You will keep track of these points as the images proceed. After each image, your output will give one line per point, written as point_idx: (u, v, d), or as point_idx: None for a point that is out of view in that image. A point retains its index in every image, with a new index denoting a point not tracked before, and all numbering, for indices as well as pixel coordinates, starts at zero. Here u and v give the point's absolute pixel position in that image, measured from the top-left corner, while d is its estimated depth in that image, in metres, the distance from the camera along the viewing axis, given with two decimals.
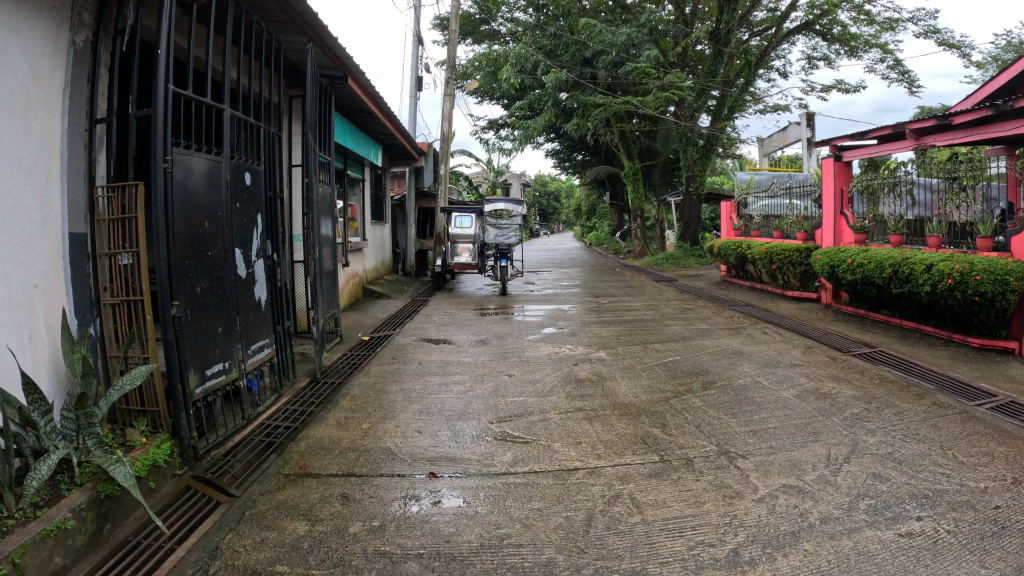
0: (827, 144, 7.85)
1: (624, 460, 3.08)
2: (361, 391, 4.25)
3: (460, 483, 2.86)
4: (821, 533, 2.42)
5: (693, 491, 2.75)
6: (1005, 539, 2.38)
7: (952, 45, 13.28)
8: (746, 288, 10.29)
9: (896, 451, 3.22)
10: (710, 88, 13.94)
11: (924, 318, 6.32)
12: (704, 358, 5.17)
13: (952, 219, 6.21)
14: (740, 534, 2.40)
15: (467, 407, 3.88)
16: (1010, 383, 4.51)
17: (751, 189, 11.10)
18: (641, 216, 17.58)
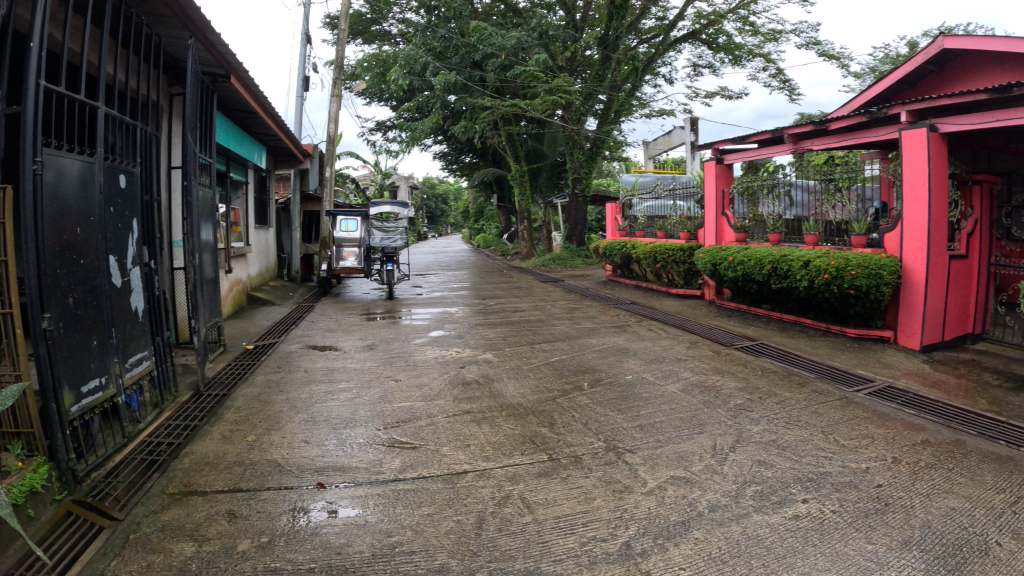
0: (710, 147, 8.10)
1: (513, 460, 3.07)
2: (247, 403, 4.09)
3: (350, 492, 2.79)
4: (710, 521, 2.47)
5: (583, 487, 2.77)
6: (887, 516, 2.52)
7: (832, 56, 14.02)
8: (632, 286, 10.54)
9: (779, 438, 3.32)
10: (597, 91, 14.36)
11: (803, 310, 6.62)
12: (591, 356, 5.24)
13: (828, 217, 6.55)
14: (632, 527, 2.43)
15: (354, 414, 3.80)
16: (885, 369, 4.77)
17: (636, 191, 11.35)
18: (528, 218, 17.79)
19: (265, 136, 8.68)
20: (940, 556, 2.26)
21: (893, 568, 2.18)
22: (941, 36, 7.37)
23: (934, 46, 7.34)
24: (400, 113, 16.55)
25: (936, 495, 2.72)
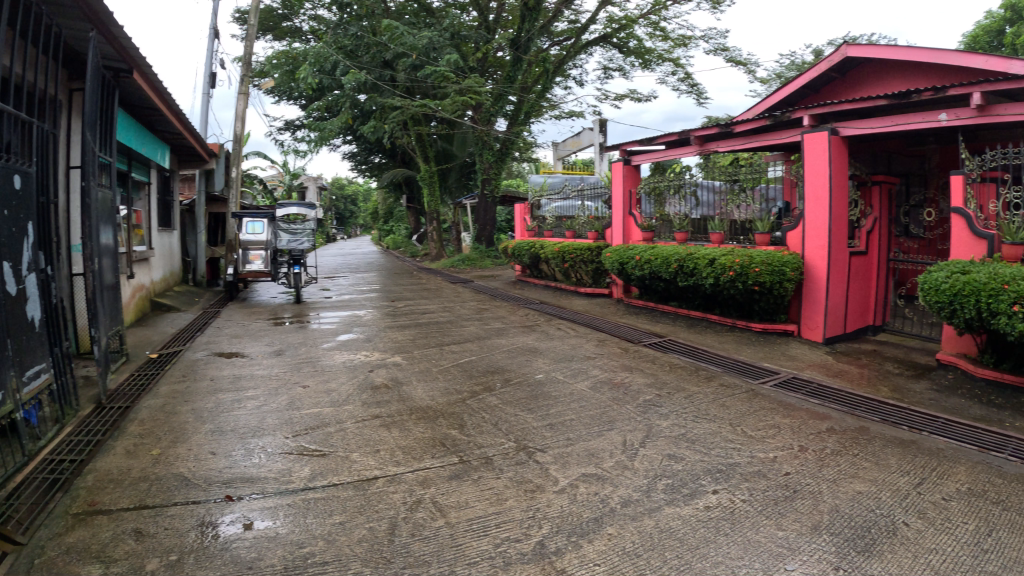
0: (618, 148, 8.25)
1: (424, 464, 3.04)
2: (151, 415, 3.95)
3: (259, 504, 2.71)
4: (624, 516, 2.50)
5: (496, 488, 2.76)
6: (796, 502, 2.66)
7: (740, 62, 14.48)
8: (541, 286, 10.67)
9: (688, 432, 3.42)
10: (508, 93, 14.39)
11: (709, 307, 6.84)
12: (500, 356, 5.25)
13: (732, 217, 6.78)
14: (544, 526, 2.43)
15: (261, 423, 3.70)
16: (790, 362, 5.07)
17: (545, 190, 11.47)
18: (437, 219, 17.76)
19: (168, 135, 8.40)
20: (850, 539, 2.41)
21: (804, 553, 2.28)
22: (843, 44, 7.64)
23: (837, 54, 7.61)
24: (308, 113, 16.22)
25: (842, 479, 2.92)
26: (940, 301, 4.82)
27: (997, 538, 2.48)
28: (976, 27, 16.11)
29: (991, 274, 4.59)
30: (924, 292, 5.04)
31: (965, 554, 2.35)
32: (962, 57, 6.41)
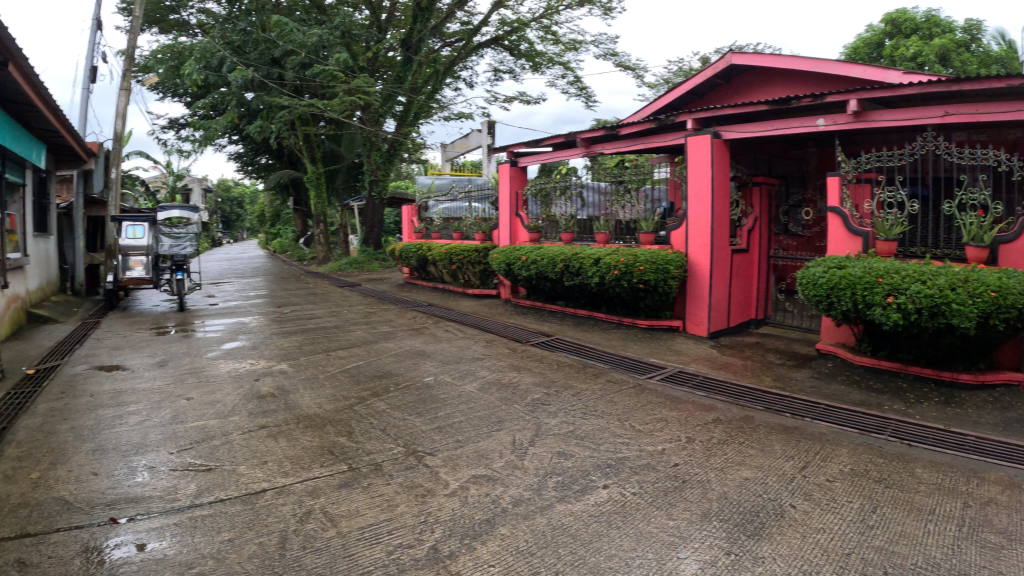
0: (506, 150, 8.85)
1: (313, 474, 3.02)
2: (28, 435, 3.73)
3: (144, 525, 2.60)
4: (515, 516, 2.60)
5: (385, 495, 2.77)
6: (686, 491, 2.98)
7: (630, 67, 14.94)
8: (430, 288, 10.87)
9: (577, 429, 3.77)
10: (397, 93, 14.66)
11: (596, 305, 7.67)
12: (388, 361, 5.36)
13: (617, 217, 7.52)
14: (437, 530, 2.46)
15: (145, 439, 3.57)
16: (676, 357, 5.86)
17: (434, 193, 11.83)
18: (324, 221, 17.53)
19: (44, 133, 8.01)
20: (739, 525, 2.70)
21: (695, 540, 2.52)
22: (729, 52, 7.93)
23: (723, 61, 7.90)
24: (190, 112, 15.70)
25: (729, 467, 3.34)
26: (818, 294, 5.43)
27: (876, 514, 2.94)
28: (857, 39, 17.35)
29: (864, 268, 5.22)
30: (803, 286, 5.67)
31: (850, 530, 2.76)
32: (845, 66, 6.81)
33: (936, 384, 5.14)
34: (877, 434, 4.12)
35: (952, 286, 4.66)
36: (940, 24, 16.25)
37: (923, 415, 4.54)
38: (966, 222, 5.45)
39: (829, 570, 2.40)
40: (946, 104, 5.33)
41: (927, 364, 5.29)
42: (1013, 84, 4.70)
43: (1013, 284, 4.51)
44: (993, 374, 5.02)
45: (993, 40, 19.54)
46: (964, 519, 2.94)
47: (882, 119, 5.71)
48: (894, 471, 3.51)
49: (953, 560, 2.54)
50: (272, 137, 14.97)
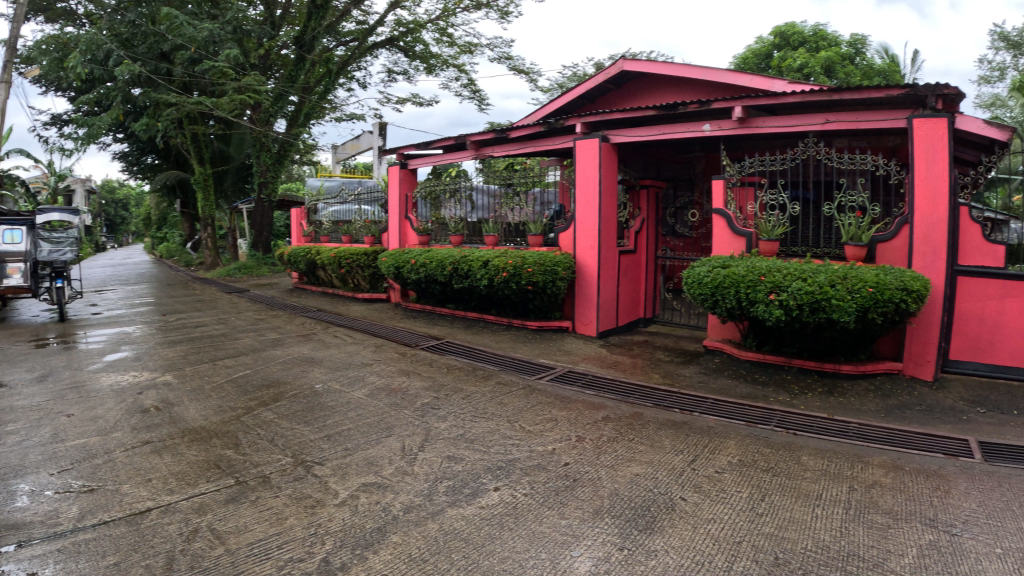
0: (396, 152, 9.20)
1: (199, 489, 2.94)
2: None
3: (27, 552, 2.44)
4: (405, 523, 2.65)
5: (274, 508, 2.74)
6: (576, 490, 3.09)
7: (522, 71, 15.19)
8: (318, 293, 10.74)
9: (466, 432, 3.87)
10: (288, 93, 14.39)
11: (485, 308, 7.93)
12: (275, 369, 5.28)
13: (506, 219, 7.93)
14: (328, 542, 2.46)
15: (22, 460, 3.38)
16: (565, 357, 6.09)
17: (322, 195, 11.84)
18: (212, 225, 16.91)
19: None
20: (630, 520, 2.81)
21: (588, 538, 2.61)
22: (619, 59, 8.15)
23: (613, 67, 8.10)
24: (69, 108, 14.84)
25: (620, 464, 3.47)
26: (704, 292, 5.63)
27: (765, 502, 3.09)
28: (748, 49, 18.35)
29: (747, 267, 5.45)
30: (688, 285, 5.87)
31: (740, 519, 2.89)
32: (732, 74, 7.10)
33: (811, 376, 5.49)
34: (763, 425, 4.32)
35: (831, 283, 4.95)
36: (826, 37, 17.26)
37: (807, 405, 4.81)
38: (844, 223, 5.79)
39: (720, 558, 2.52)
40: (828, 112, 5.84)
41: (809, 357, 5.62)
42: (893, 94, 5.18)
43: (888, 281, 4.84)
44: (873, 364, 5.42)
45: (873, 53, 20.94)
46: (849, 502, 3.15)
47: (765, 125, 6.08)
48: (780, 460, 3.69)
49: (842, 542, 2.72)
50: (158, 136, 14.33)
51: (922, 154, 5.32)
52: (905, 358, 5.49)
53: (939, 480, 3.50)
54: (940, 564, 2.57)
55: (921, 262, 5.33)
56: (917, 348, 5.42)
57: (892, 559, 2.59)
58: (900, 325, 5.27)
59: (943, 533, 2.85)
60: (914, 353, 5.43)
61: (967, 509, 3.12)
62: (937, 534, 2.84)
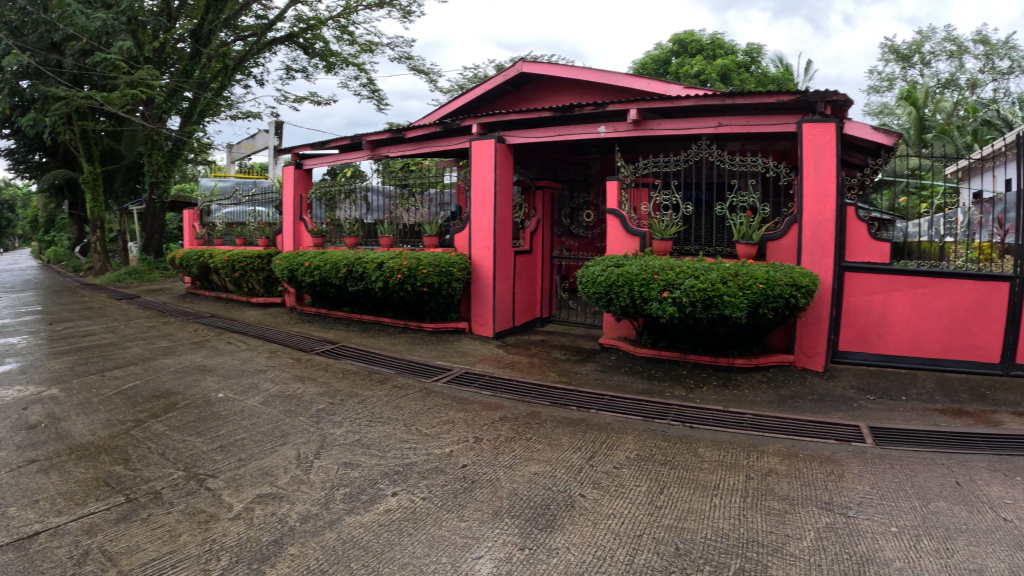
0: (291, 152, 9.22)
1: (87, 509, 2.83)
2: None
3: None
4: (303, 533, 2.65)
5: (167, 525, 2.68)
6: (475, 492, 3.15)
7: (422, 71, 15.19)
8: (212, 298, 10.44)
9: (362, 437, 3.88)
10: (183, 88, 13.93)
11: (381, 311, 7.94)
12: (166, 379, 5.12)
13: (402, 221, 8.22)
14: (224, 558, 2.44)
15: None
16: (462, 359, 6.15)
17: (216, 197, 11.57)
18: (101, 227, 16.13)
19: None
20: (530, 519, 2.87)
21: (488, 540, 2.67)
22: (519, 60, 8.23)
23: (513, 69, 8.17)
24: None
25: (518, 464, 3.55)
26: (599, 292, 5.76)
27: (663, 494, 3.22)
28: (647, 55, 18.84)
29: (641, 266, 5.61)
30: (583, 284, 6.00)
31: (639, 513, 3.00)
32: (630, 79, 7.33)
33: (704, 371, 5.73)
34: (660, 419, 4.48)
35: (722, 280, 5.19)
36: (722, 46, 17.94)
37: (702, 398, 5.01)
38: (735, 222, 6.05)
39: (622, 552, 2.62)
40: (720, 116, 6.15)
41: (703, 352, 5.86)
42: (787, 99, 5.44)
43: (777, 278, 5.12)
44: (765, 357, 5.72)
45: (767, 62, 21.87)
46: (746, 490, 3.32)
47: (659, 129, 6.41)
48: (677, 453, 3.83)
49: (742, 529, 2.87)
50: (45, 132, 13.56)
51: (810, 155, 5.67)
52: (795, 350, 5.82)
53: (832, 464, 3.73)
54: (837, 545, 2.76)
55: (811, 258, 5.68)
56: (806, 341, 5.76)
57: (790, 543, 2.76)
58: (789, 319, 5.57)
59: (838, 515, 3.05)
60: (804, 345, 5.77)
61: (860, 491, 3.35)
62: (832, 516, 3.04)
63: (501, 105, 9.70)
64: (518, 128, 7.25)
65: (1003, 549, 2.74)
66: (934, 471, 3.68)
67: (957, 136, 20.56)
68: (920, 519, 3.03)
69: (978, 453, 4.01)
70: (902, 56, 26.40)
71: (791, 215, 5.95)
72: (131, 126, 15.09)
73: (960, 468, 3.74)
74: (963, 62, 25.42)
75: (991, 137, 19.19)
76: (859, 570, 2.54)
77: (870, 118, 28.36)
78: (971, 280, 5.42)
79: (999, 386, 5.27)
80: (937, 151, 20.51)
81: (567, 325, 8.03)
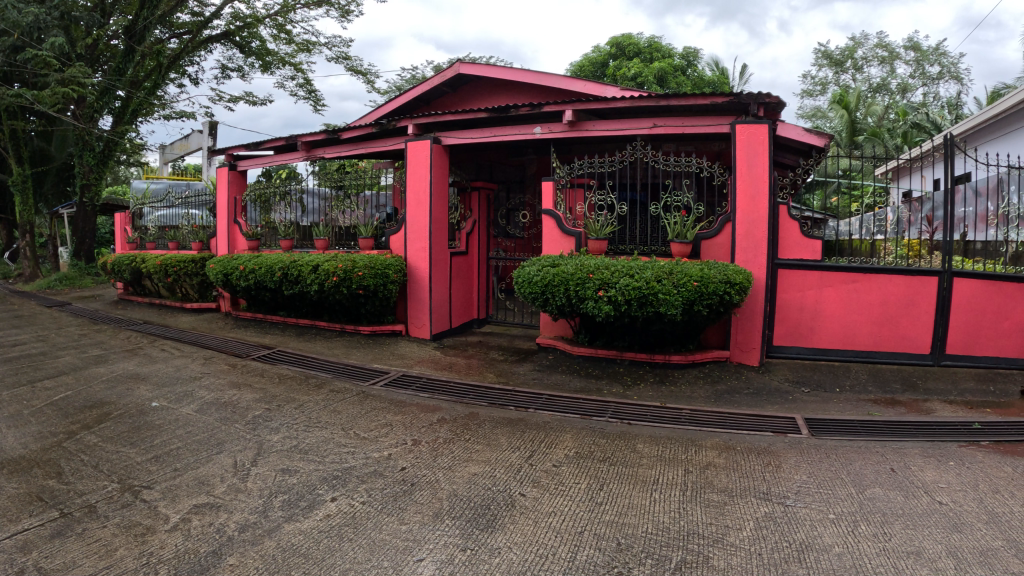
0: (225, 153, 9.08)
1: (19, 526, 2.75)
2: None
3: None
4: (242, 543, 2.63)
5: (102, 539, 2.63)
6: (415, 494, 3.16)
7: (360, 71, 15.07)
8: (145, 304, 10.17)
9: (299, 443, 3.85)
10: (116, 87, 13.28)
11: (317, 314, 7.85)
12: (98, 388, 4.98)
13: (337, 223, 8.15)
14: (161, 571, 2.40)
15: None
16: (399, 361, 6.13)
17: (148, 199, 11.28)
18: (30, 231, 15.51)
19: None
20: (471, 520, 2.90)
21: (429, 542, 2.68)
22: (455, 61, 8.24)
23: (450, 70, 8.18)
24: None
25: (457, 465, 3.57)
26: (535, 291, 5.80)
27: (603, 491, 3.29)
28: (585, 58, 19.02)
29: (575, 266, 5.68)
30: (519, 284, 6.03)
31: (580, 510, 3.06)
32: (567, 80, 7.40)
33: (641, 368, 5.85)
34: (597, 417, 4.56)
35: (657, 278, 5.31)
36: (659, 50, 18.25)
37: (640, 395, 5.11)
38: (670, 221, 6.16)
39: (564, 549, 2.67)
40: (654, 117, 6.29)
41: (640, 350, 5.97)
42: (720, 101, 5.55)
43: (711, 275, 5.28)
44: (700, 353, 5.86)
45: (704, 65, 22.39)
46: (686, 484, 3.41)
47: (594, 129, 6.51)
48: (616, 450, 3.91)
49: (682, 522, 2.95)
50: None
51: (742, 155, 5.83)
52: (730, 347, 5.99)
53: (769, 456, 3.86)
54: (776, 533, 2.87)
55: (743, 256, 5.85)
56: (742, 337, 5.93)
57: (730, 533, 2.85)
58: (724, 315, 5.74)
59: (777, 505, 3.16)
60: (739, 342, 5.95)
61: (798, 480, 3.48)
62: (771, 506, 3.15)
63: (437, 106, 9.69)
64: (454, 129, 7.27)
65: (937, 531, 2.90)
66: (869, 458, 3.86)
67: (888, 138, 21.35)
68: (856, 505, 3.17)
69: (910, 441, 4.21)
70: (835, 61, 27.34)
71: (724, 214, 6.12)
72: (62, 126, 14.56)
73: (892, 455, 3.92)
74: (894, 67, 26.40)
75: (919, 139, 20.06)
76: (798, 557, 2.65)
77: (803, 121, 29.27)
78: (901, 275, 5.71)
79: (930, 375, 5.57)
80: (868, 153, 21.31)
81: (505, 326, 8.09)
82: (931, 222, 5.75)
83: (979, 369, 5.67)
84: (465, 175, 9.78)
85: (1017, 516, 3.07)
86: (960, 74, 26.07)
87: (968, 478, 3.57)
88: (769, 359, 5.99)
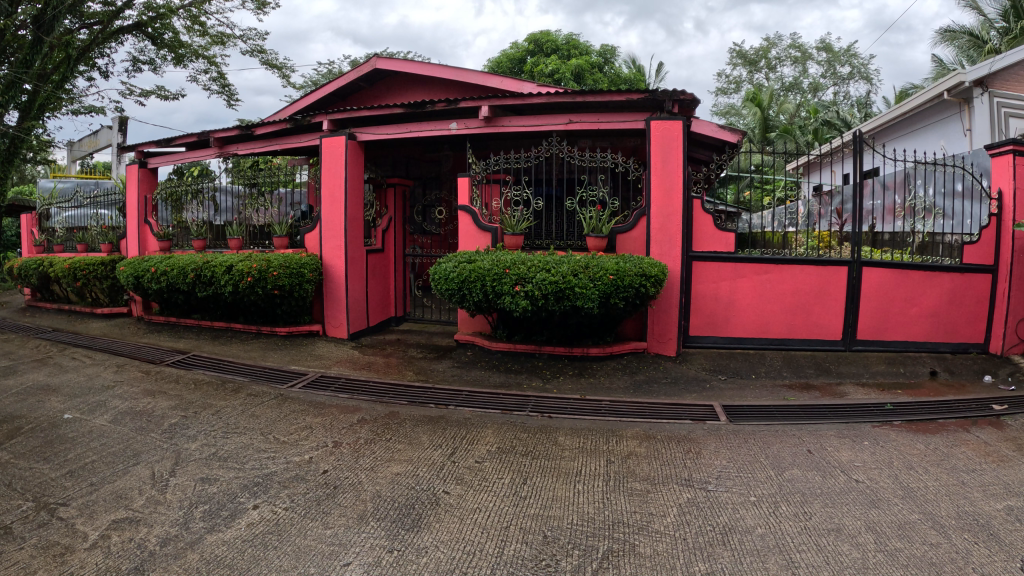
0: (134, 150, 8.78)
1: None
2: None
3: None
4: (164, 558, 2.56)
5: (18, 562, 2.52)
6: (337, 498, 3.14)
7: (276, 66, 14.74)
8: (53, 310, 9.70)
9: (218, 450, 3.77)
10: (23, 80, 12.53)
11: (233, 316, 7.66)
12: (4, 402, 4.74)
13: (251, 222, 7.99)
14: None
15: None
16: (318, 362, 6.05)
17: (55, 199, 10.86)
18: None
19: None
20: (396, 520, 2.90)
21: (354, 545, 2.68)
22: (372, 56, 8.16)
23: (366, 65, 8.09)
24: None
25: (379, 465, 3.56)
26: (451, 288, 5.76)
27: (527, 485, 3.33)
28: (503, 54, 19.00)
29: (492, 262, 5.69)
30: (435, 281, 5.97)
31: (505, 505, 3.09)
32: (484, 76, 7.42)
33: (560, 362, 5.93)
34: (519, 411, 4.61)
35: (573, 272, 5.39)
36: (577, 46, 18.50)
37: (560, 389, 5.18)
38: (586, 216, 6.24)
39: (491, 545, 2.70)
40: (570, 113, 6.37)
41: (558, 344, 6.06)
42: (634, 98, 5.74)
43: (626, 268, 5.42)
44: (618, 346, 5.99)
45: (621, 63, 22.77)
46: (608, 474, 3.48)
47: (509, 125, 6.55)
48: (537, 443, 3.97)
49: (607, 512, 3.03)
50: None
51: (656, 152, 5.98)
52: (647, 338, 6.13)
53: (688, 443, 3.98)
54: (700, 518, 2.97)
55: (659, 250, 5.99)
56: (658, 329, 6.07)
57: (654, 520, 2.93)
58: (640, 307, 5.88)
59: (699, 490, 3.27)
60: (656, 333, 6.09)
61: (718, 465, 3.61)
62: (693, 492, 3.25)
63: (354, 101, 9.56)
64: (370, 124, 7.21)
65: (856, 508, 3.05)
66: (786, 441, 4.02)
67: (801, 135, 22.22)
68: (776, 487, 3.31)
69: (825, 423, 4.41)
70: (749, 61, 28.23)
71: (638, 209, 6.22)
72: None
73: (809, 437, 4.10)
74: (805, 67, 27.46)
75: (829, 136, 21.00)
76: (722, 539, 2.75)
77: (718, 119, 30.14)
78: (810, 266, 5.96)
79: (841, 359, 5.84)
80: (781, 147, 22.13)
81: (423, 323, 8.07)
82: (840, 215, 5.97)
83: (883, 354, 5.99)
84: (381, 173, 9.68)
85: (929, 490, 3.27)
86: (869, 74, 27.30)
87: (881, 456, 3.76)
88: (685, 349, 6.15)
